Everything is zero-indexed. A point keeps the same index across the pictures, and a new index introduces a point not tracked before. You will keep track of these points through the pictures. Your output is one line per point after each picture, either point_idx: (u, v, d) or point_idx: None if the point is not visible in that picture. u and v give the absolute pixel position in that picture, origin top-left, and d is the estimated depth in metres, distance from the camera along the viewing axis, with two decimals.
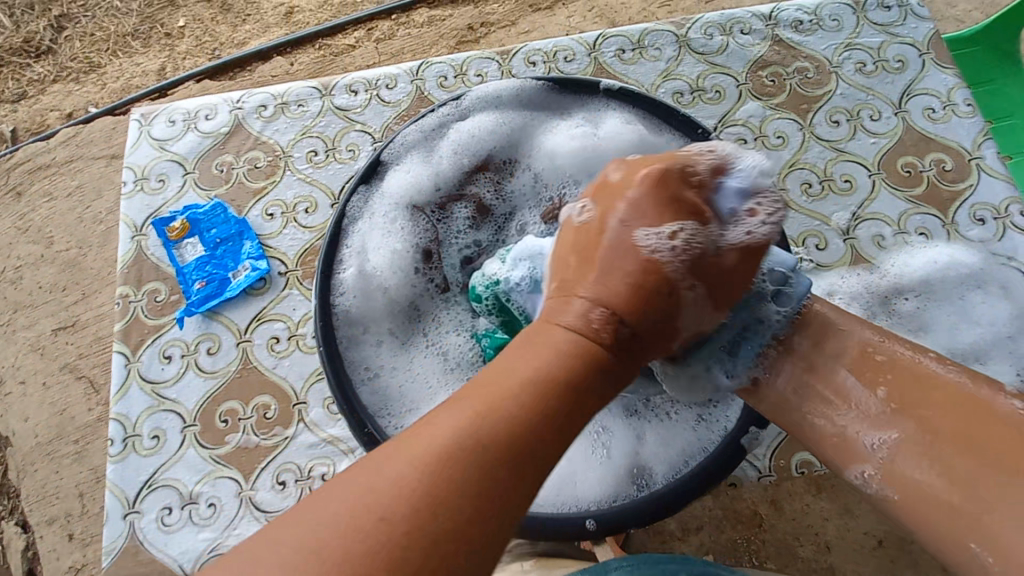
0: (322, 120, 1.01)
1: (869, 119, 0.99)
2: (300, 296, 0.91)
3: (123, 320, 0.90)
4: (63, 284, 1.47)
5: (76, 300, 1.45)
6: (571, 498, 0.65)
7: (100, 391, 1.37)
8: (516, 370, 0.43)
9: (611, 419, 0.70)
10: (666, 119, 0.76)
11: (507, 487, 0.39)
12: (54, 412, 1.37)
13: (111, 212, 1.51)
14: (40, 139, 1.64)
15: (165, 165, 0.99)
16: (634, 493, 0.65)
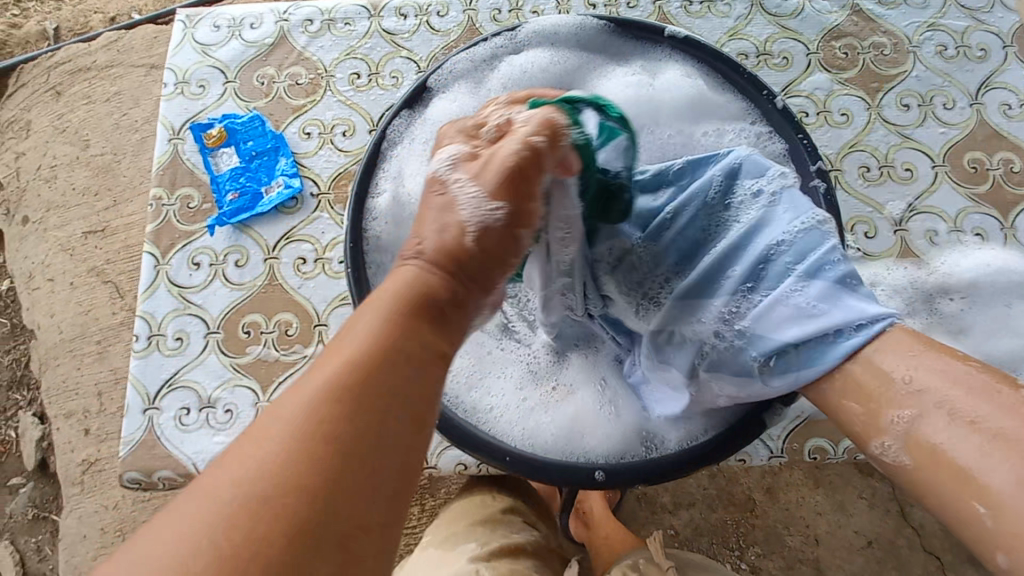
0: (368, 42, 0.98)
1: (941, 107, 0.93)
2: (330, 220, 0.91)
3: (155, 222, 0.90)
4: (96, 189, 1.48)
5: (107, 207, 1.46)
6: (580, 448, 0.65)
7: (125, 297, 1.39)
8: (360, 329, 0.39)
9: (614, 375, 0.70)
10: (731, 76, 0.72)
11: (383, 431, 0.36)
12: (80, 312, 1.40)
13: (147, 121, 1.50)
14: (82, 39, 1.62)
15: (206, 71, 0.97)
16: (642, 453, 0.65)
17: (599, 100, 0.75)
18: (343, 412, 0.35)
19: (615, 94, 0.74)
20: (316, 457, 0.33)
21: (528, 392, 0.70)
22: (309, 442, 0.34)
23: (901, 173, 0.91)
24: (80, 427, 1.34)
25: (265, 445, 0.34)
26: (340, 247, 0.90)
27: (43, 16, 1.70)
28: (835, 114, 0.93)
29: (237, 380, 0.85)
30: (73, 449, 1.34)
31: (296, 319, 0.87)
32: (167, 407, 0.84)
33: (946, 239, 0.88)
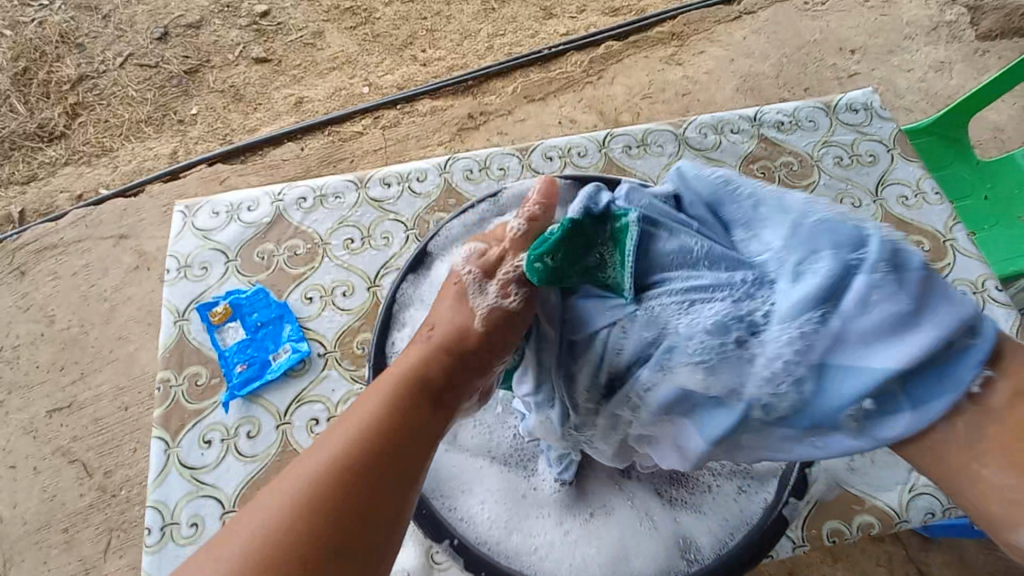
0: (358, 210, 1.09)
1: (851, 206, 1.12)
2: (339, 377, 0.95)
3: (163, 405, 0.92)
4: (62, 363, 1.47)
5: (73, 380, 1.44)
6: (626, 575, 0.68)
7: (93, 475, 1.33)
8: (368, 408, 0.61)
9: (653, 500, 0.72)
10: None
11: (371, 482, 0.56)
12: (44, 498, 1.32)
13: (116, 290, 1.54)
14: (49, 219, 1.68)
15: (209, 254, 1.05)
16: (685, 567, 0.68)
17: None
18: (364, 459, 0.57)
19: None
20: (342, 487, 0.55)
21: (567, 523, 0.72)
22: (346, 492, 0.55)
23: None
24: None
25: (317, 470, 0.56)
26: (351, 402, 0.93)
27: (8, 202, 1.76)
28: None
29: None
30: None
31: None
32: None
33: None
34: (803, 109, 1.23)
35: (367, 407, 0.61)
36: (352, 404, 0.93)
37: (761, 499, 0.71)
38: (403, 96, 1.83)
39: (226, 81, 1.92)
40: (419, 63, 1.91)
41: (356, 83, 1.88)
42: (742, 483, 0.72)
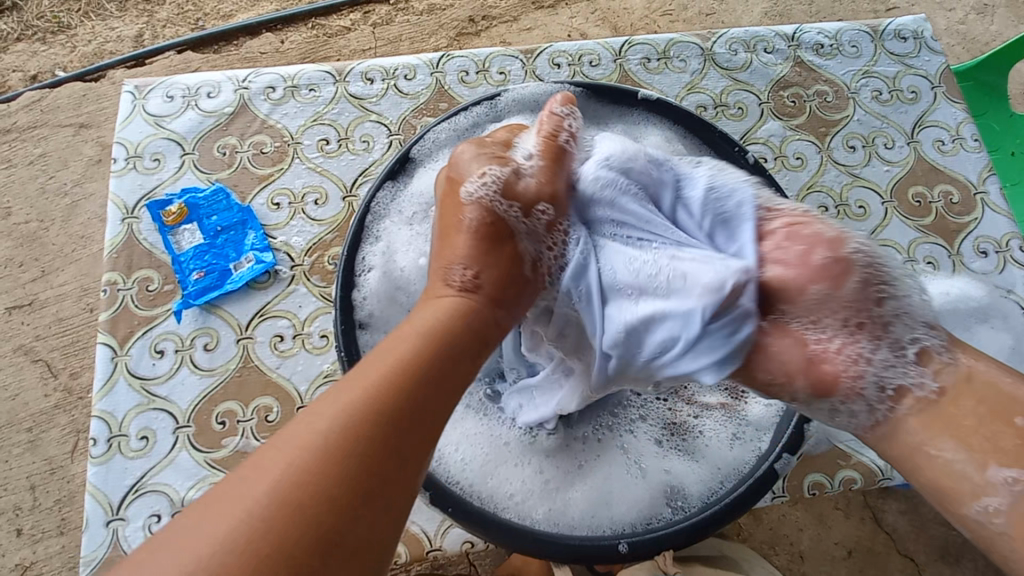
0: (334, 108, 0.96)
1: (883, 147, 1.01)
2: (307, 293, 0.86)
3: (111, 310, 0.84)
4: (21, 260, 1.32)
5: (34, 278, 1.30)
6: (606, 520, 0.64)
7: (59, 376, 1.23)
8: (320, 421, 0.44)
9: (640, 454, 0.69)
10: (706, 137, 0.75)
11: (353, 474, 0.42)
12: (4, 398, 1.22)
13: (76, 184, 1.36)
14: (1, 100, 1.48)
15: (161, 143, 0.93)
16: (669, 515, 0.64)
17: None
18: (375, 422, 0.45)
19: None
20: (338, 465, 0.42)
21: (550, 467, 0.68)
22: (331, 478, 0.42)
23: (856, 209, 0.97)
24: (10, 527, 1.15)
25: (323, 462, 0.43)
26: (319, 321, 0.85)
27: None
28: (791, 158, 0.99)
29: (215, 478, 0.78)
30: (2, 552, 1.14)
31: (276, 402, 0.81)
32: (134, 517, 0.75)
33: (904, 269, 0.94)
34: (847, 31, 1.09)
35: (331, 407, 0.45)
36: (320, 323, 0.85)
37: (755, 447, 0.67)
38: None
39: None
40: None
41: None
42: (735, 431, 0.69)
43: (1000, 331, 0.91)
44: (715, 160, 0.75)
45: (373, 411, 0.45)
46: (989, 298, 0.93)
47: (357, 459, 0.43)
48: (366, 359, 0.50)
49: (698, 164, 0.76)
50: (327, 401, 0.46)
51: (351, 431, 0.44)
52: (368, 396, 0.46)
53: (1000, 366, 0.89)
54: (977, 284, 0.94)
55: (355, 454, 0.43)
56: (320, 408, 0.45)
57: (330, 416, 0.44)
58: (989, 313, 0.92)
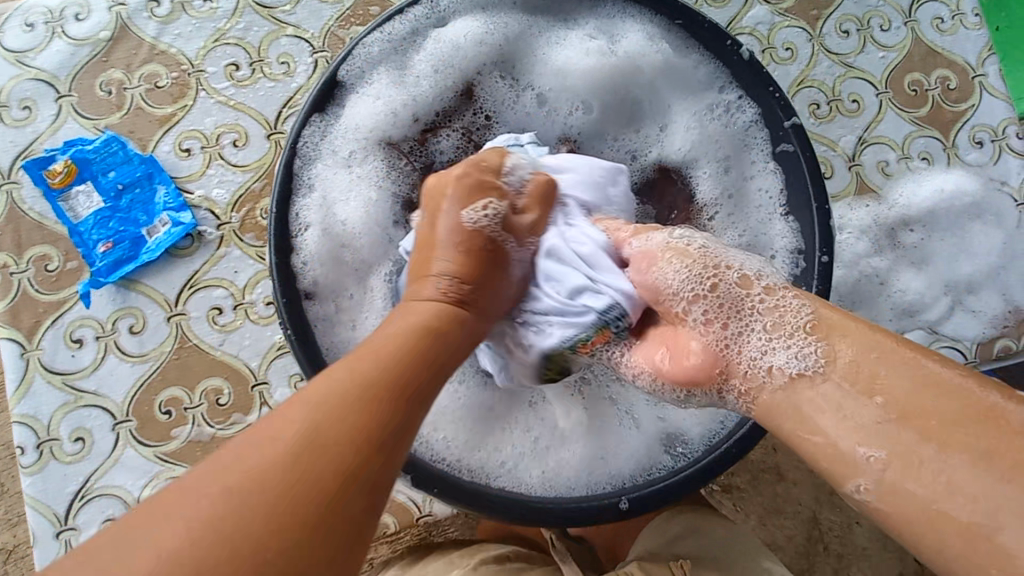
0: (240, 22, 0.78)
1: (878, 30, 0.90)
2: (242, 255, 0.74)
3: (7, 298, 0.70)
4: None
5: None
6: (604, 476, 0.59)
7: None
8: (303, 424, 0.34)
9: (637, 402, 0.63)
10: (693, 31, 0.63)
11: (314, 495, 0.32)
12: None
13: None
14: None
15: (27, 85, 0.74)
16: (671, 463, 0.60)
17: (552, 71, 0.65)
18: (357, 425, 0.35)
19: (570, 63, 0.64)
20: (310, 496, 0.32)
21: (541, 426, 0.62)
22: (232, 537, 0.30)
23: (849, 105, 0.88)
24: None
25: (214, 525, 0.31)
26: (262, 286, 0.74)
27: None
28: (780, 50, 0.87)
29: (171, 472, 0.70)
30: None
31: (226, 383, 0.72)
32: (86, 525, 0.68)
33: (898, 168, 0.87)
34: None
35: (343, 426, 0.34)
36: (263, 288, 0.74)
37: None
38: None
39: None
40: None
41: None
42: None
43: (992, 227, 0.87)
44: (703, 60, 0.64)
45: (337, 437, 0.34)
46: (982, 193, 0.88)
47: (327, 493, 0.32)
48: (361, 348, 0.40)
49: (684, 67, 0.65)
50: (331, 413, 0.34)
51: (362, 440, 0.34)
52: (348, 396, 0.36)
53: (992, 264, 0.86)
54: (972, 178, 0.88)
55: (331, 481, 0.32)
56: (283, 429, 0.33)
57: (310, 422, 0.34)
58: (982, 208, 0.87)
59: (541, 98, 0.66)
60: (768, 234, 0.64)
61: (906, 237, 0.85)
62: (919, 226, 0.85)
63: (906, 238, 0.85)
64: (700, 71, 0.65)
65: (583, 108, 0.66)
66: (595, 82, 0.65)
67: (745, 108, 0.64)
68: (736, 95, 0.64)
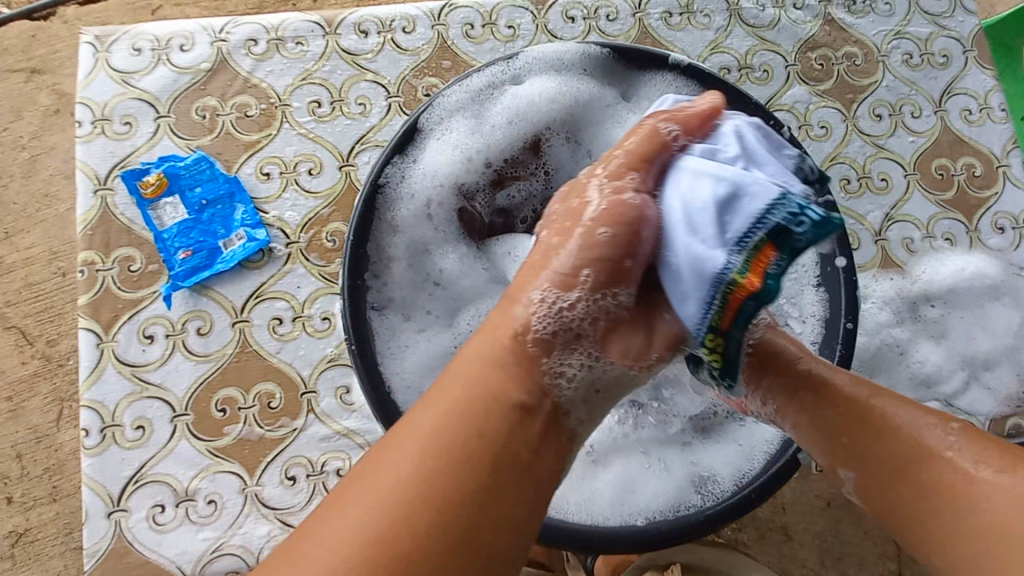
0: (326, 65, 0.87)
1: (909, 116, 0.95)
2: (305, 273, 0.81)
3: (91, 292, 0.77)
4: None
5: None
6: (634, 508, 0.63)
7: (34, 344, 1.18)
8: (443, 440, 0.46)
9: (664, 446, 0.68)
10: (754, 119, 0.69)
11: (456, 502, 0.44)
12: None
13: (34, 137, 1.28)
14: None
15: (131, 104, 0.83)
16: (700, 501, 0.63)
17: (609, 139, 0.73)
18: (482, 449, 0.46)
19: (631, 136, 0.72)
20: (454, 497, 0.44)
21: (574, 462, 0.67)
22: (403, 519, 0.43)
23: (878, 183, 0.93)
24: None
25: (332, 544, 0.43)
26: (321, 301, 0.80)
27: None
28: (815, 127, 0.93)
29: (219, 466, 0.75)
30: None
31: (279, 388, 0.77)
32: (136, 507, 0.73)
33: (922, 245, 0.92)
34: None
35: (472, 431, 0.47)
36: (320, 304, 0.80)
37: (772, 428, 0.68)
38: None
39: None
40: None
41: None
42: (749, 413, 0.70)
43: (1011, 309, 0.91)
44: None
45: (473, 451, 0.46)
46: (1003, 275, 0.92)
47: (462, 496, 0.44)
48: (470, 374, 0.50)
49: None
50: (455, 424, 0.47)
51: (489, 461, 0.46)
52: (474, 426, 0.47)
53: (1009, 343, 0.90)
54: (993, 261, 0.93)
55: (467, 491, 0.45)
56: (434, 428, 0.47)
57: (447, 435, 0.46)
58: (1001, 291, 0.92)
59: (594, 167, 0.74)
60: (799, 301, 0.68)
61: (926, 311, 0.90)
62: (940, 301, 0.90)
63: (927, 312, 0.89)
64: None
65: None
66: None
67: None
68: None
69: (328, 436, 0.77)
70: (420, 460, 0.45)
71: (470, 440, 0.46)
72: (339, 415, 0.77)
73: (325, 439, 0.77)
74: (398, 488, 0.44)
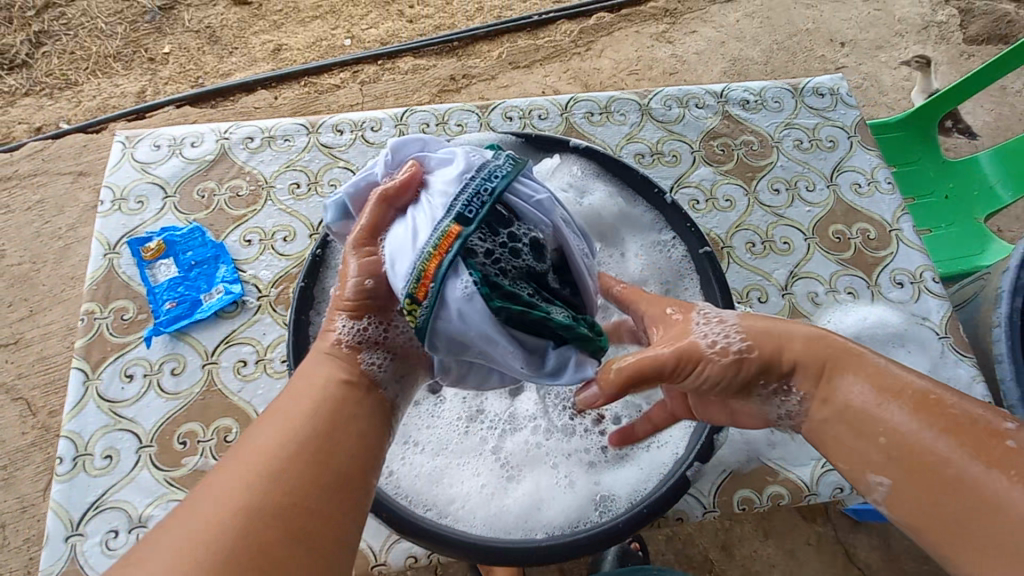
0: (307, 155, 1.06)
1: (804, 190, 1.11)
2: (271, 322, 0.93)
3: (86, 337, 0.90)
4: (11, 300, 1.43)
5: (22, 317, 1.41)
6: (537, 525, 0.70)
7: (37, 414, 1.31)
8: (269, 449, 0.55)
9: (573, 470, 0.76)
10: (642, 193, 0.87)
11: (288, 504, 0.52)
12: None
13: (71, 228, 1.49)
14: (3, 151, 1.64)
15: (145, 187, 1.02)
16: (597, 517, 0.71)
17: None
18: (305, 454, 0.55)
19: None
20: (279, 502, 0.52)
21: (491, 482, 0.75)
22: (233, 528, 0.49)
23: (781, 245, 1.06)
24: None
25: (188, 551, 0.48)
26: (282, 346, 0.92)
27: None
28: (720, 200, 1.08)
29: (172, 495, 0.82)
30: None
31: (236, 424, 0.86)
32: (92, 532, 0.79)
33: (826, 298, 1.02)
34: (770, 89, 1.21)
35: (291, 440, 0.56)
36: (281, 349, 0.92)
37: (671, 451, 0.75)
38: (384, 53, 1.95)
39: (202, 22, 2.00)
40: (404, 19, 2.06)
41: (338, 36, 2.00)
42: (652, 439, 0.77)
43: (917, 355, 0.99)
44: (647, 211, 0.88)
45: (294, 458, 0.55)
46: (906, 324, 1.01)
47: (290, 497, 0.52)
48: (289, 401, 0.60)
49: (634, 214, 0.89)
50: (279, 435, 0.56)
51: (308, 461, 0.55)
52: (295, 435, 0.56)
53: None
54: (896, 312, 1.02)
55: (293, 491, 0.53)
56: (263, 445, 0.55)
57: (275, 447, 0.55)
58: (906, 339, 1.00)
59: None
60: None
61: None
62: None
63: None
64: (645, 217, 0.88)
65: None
66: None
67: (677, 247, 0.86)
68: (670, 237, 0.87)
69: None
70: (242, 477, 0.52)
71: (306, 458, 0.55)
72: None
73: None
74: (223, 498, 0.51)
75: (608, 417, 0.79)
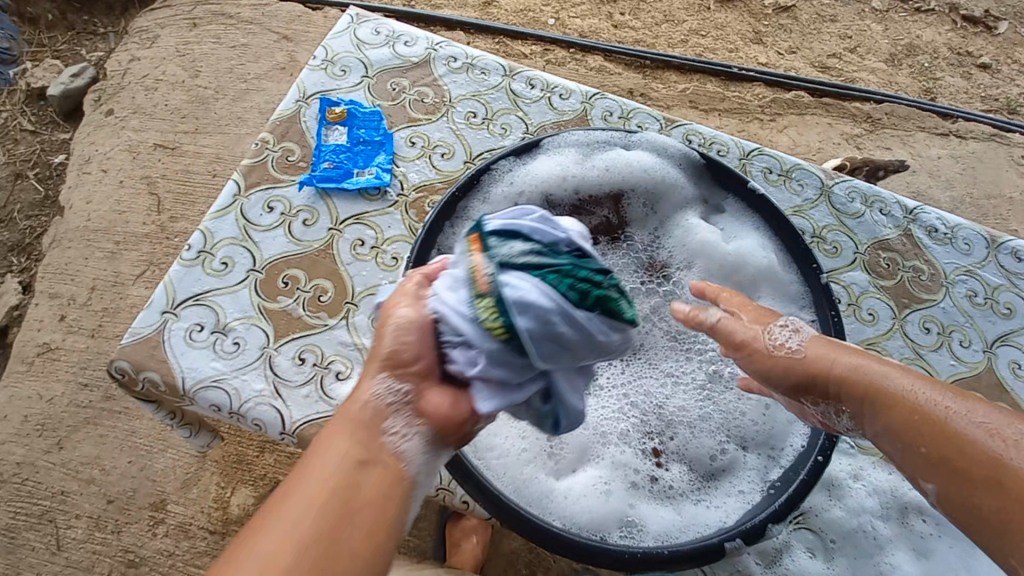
0: (493, 93, 1.11)
1: (957, 342, 1.01)
2: (399, 220, 0.98)
3: (253, 159, 0.99)
4: (185, 112, 1.60)
5: (187, 130, 1.58)
6: (557, 512, 0.69)
7: (162, 213, 1.46)
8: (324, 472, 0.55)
9: (612, 482, 0.74)
10: (800, 261, 0.81)
11: (332, 542, 0.51)
12: (115, 210, 1.47)
13: (257, 78, 1.66)
14: None
15: (352, 61, 1.11)
16: (616, 537, 0.69)
17: (682, 230, 0.88)
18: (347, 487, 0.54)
19: (694, 234, 0.87)
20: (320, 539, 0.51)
21: (532, 452, 0.74)
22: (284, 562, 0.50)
23: None
24: (57, 311, 1.35)
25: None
26: (399, 244, 0.97)
27: None
28: (863, 311, 1.01)
29: (258, 322, 0.89)
30: (40, 329, 1.33)
31: (333, 289, 0.92)
32: (184, 318, 0.87)
33: None
34: (965, 229, 1.11)
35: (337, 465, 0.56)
36: (397, 247, 0.96)
37: (717, 519, 0.71)
38: (579, 44, 1.99)
39: None
40: (611, 22, 2.09)
41: (545, 13, 2.07)
42: (701, 499, 0.73)
43: None
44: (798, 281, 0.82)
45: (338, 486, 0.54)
46: None
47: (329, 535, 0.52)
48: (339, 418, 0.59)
49: (783, 278, 0.82)
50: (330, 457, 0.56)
51: (350, 495, 0.54)
52: (338, 469, 0.55)
53: None
54: None
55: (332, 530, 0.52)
56: (315, 467, 0.56)
57: (327, 469, 0.55)
58: None
59: (656, 240, 0.90)
60: (787, 434, 0.77)
61: (917, 522, 0.87)
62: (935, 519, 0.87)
63: (917, 523, 0.86)
64: (793, 287, 0.82)
65: (689, 267, 0.88)
66: (711, 263, 0.86)
67: None
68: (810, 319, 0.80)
69: (347, 343, 0.89)
70: (296, 505, 0.53)
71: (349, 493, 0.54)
72: (364, 332, 0.90)
73: (344, 344, 0.89)
74: (281, 524, 0.52)
75: (668, 455, 0.77)
